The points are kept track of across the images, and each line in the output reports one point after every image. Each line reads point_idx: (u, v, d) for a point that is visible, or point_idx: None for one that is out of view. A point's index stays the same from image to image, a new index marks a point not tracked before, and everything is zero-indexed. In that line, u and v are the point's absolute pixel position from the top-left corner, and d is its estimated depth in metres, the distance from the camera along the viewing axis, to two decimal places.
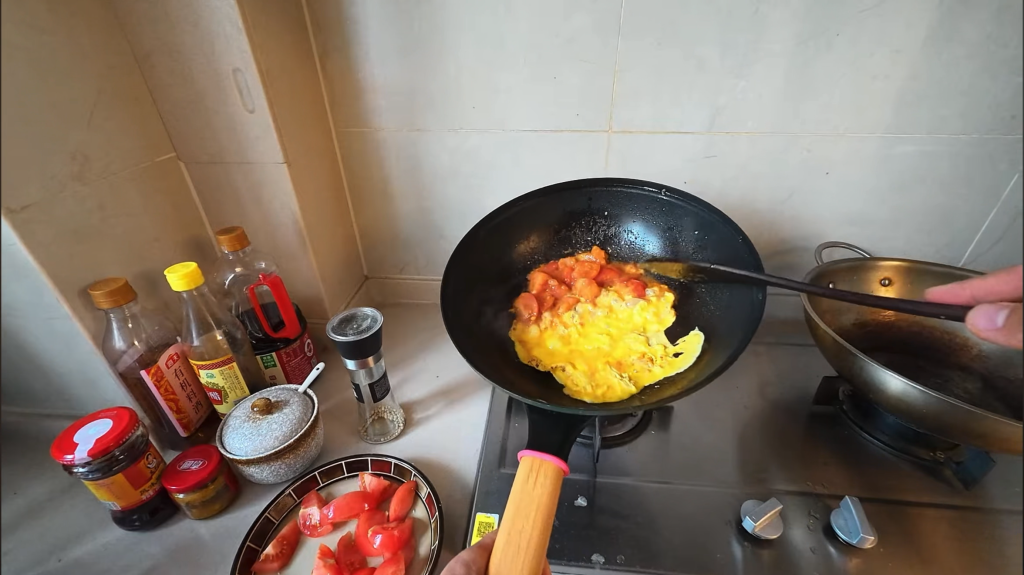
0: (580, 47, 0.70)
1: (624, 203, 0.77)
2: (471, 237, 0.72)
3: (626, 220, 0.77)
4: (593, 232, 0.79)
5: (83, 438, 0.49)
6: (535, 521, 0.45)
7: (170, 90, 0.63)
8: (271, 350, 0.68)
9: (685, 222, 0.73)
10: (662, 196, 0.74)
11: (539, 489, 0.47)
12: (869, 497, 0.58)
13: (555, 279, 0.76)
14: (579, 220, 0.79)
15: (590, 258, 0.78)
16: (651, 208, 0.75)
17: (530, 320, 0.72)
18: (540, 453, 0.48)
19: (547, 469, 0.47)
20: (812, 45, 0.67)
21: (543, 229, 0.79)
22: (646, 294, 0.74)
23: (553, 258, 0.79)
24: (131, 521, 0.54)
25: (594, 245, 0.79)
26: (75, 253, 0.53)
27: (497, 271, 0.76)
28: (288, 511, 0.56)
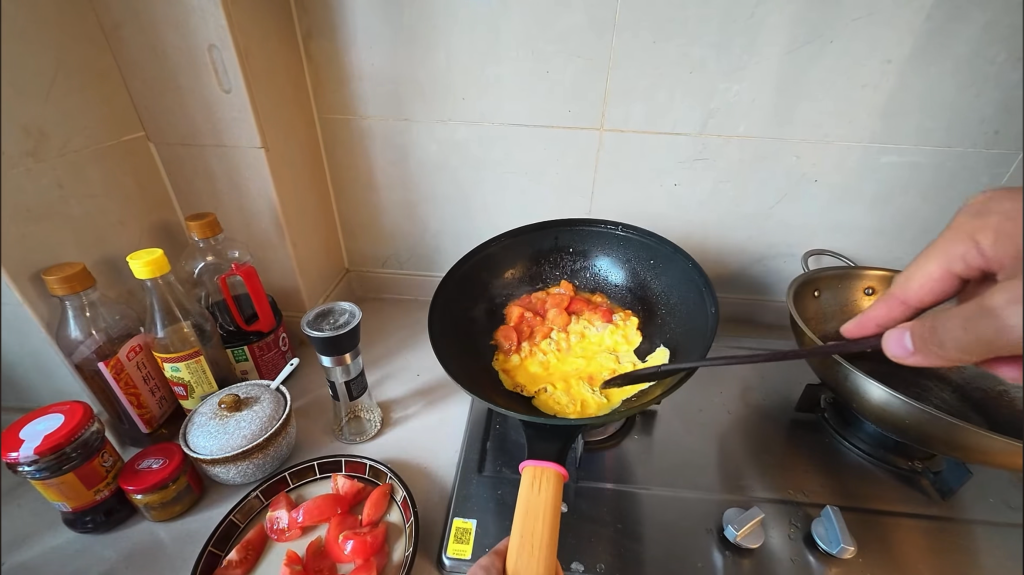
0: (573, 42, 0.69)
1: (586, 239, 0.79)
2: (447, 281, 0.70)
3: (590, 254, 0.79)
4: (559, 268, 0.80)
5: (30, 434, 0.46)
6: (545, 526, 0.45)
7: (140, 65, 0.59)
8: (243, 343, 0.65)
9: (643, 251, 0.75)
10: (620, 231, 0.76)
11: (543, 494, 0.47)
12: (848, 506, 0.58)
13: (531, 311, 0.75)
14: (546, 257, 0.79)
15: (561, 291, 0.78)
16: (611, 242, 0.77)
17: (511, 349, 0.70)
18: (541, 461, 0.49)
19: (549, 475, 0.48)
20: (805, 51, 0.66)
21: (515, 266, 0.78)
22: (613, 318, 0.73)
23: (526, 295, 0.78)
24: (83, 523, 0.51)
25: (561, 280, 0.80)
26: (29, 234, 0.49)
27: (473, 309, 0.74)
28: (254, 514, 0.53)
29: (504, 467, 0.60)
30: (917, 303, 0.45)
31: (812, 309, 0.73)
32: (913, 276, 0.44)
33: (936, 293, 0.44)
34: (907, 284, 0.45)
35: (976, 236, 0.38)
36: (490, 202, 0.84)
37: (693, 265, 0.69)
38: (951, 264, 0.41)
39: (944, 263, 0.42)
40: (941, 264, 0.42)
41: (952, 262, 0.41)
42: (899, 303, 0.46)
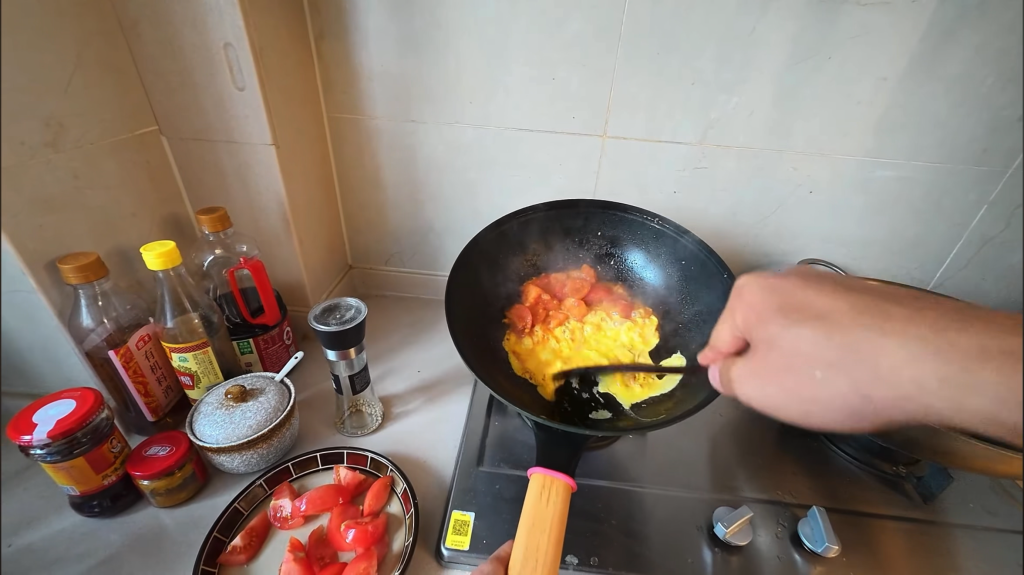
0: (578, 51, 0.71)
1: (617, 225, 0.79)
2: (466, 256, 0.72)
3: (621, 243, 0.79)
4: (585, 251, 0.80)
5: (42, 419, 0.47)
6: (550, 539, 0.47)
7: (156, 61, 0.61)
8: (249, 336, 0.66)
9: (677, 250, 0.75)
10: (654, 224, 0.76)
11: (550, 506, 0.48)
12: (834, 507, 0.60)
13: (548, 293, 0.76)
14: (575, 238, 0.79)
15: (580, 275, 0.79)
16: (644, 235, 0.77)
17: (523, 332, 0.71)
18: (550, 470, 0.50)
19: (558, 487, 0.49)
20: (803, 67, 0.68)
21: (541, 244, 0.79)
22: (631, 314, 0.74)
23: (546, 273, 0.79)
24: (90, 507, 0.52)
25: (585, 264, 0.80)
26: (45, 224, 0.51)
27: (492, 286, 0.75)
28: (259, 502, 0.54)
29: (503, 462, 0.61)
30: (726, 351, 0.47)
31: None
32: (717, 335, 0.46)
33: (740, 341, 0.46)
34: (716, 337, 0.46)
35: (735, 313, 0.44)
36: (493, 204, 0.86)
37: (727, 278, 0.68)
38: (734, 328, 0.45)
39: (731, 327, 0.45)
40: (727, 329, 0.46)
41: (733, 328, 0.45)
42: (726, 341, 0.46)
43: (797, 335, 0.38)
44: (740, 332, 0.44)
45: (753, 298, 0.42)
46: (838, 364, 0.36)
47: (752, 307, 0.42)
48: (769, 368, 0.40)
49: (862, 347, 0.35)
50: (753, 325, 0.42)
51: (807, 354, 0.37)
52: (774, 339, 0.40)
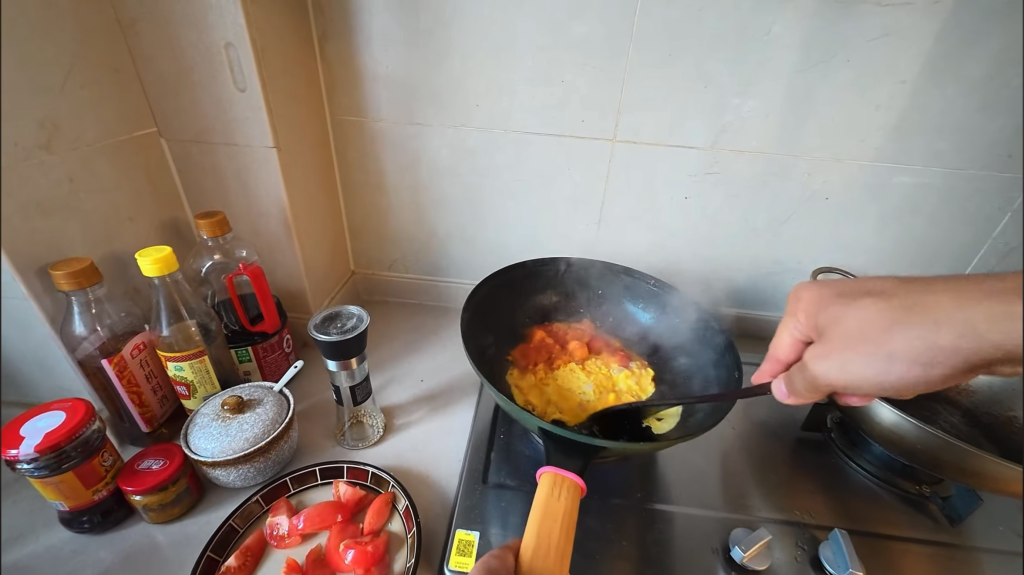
0: (588, 53, 0.69)
1: (616, 285, 0.78)
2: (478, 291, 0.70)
3: (620, 301, 0.78)
4: (582, 307, 0.79)
5: (30, 432, 0.45)
6: (562, 530, 0.46)
7: (156, 61, 0.59)
8: (248, 343, 0.64)
9: (672, 304, 0.74)
10: (651, 284, 0.76)
11: (562, 500, 0.48)
12: (855, 529, 0.57)
13: (551, 338, 0.75)
14: (576, 292, 0.79)
15: (579, 328, 0.77)
16: (640, 289, 0.77)
17: (524, 369, 0.70)
18: (560, 469, 0.50)
19: (568, 485, 0.49)
20: (819, 69, 0.66)
21: (545, 296, 0.78)
22: (629, 364, 0.72)
23: (546, 322, 0.78)
24: (80, 522, 0.50)
25: (583, 319, 0.79)
26: (37, 229, 0.49)
27: (495, 328, 0.73)
28: (254, 519, 0.52)
29: (509, 478, 0.59)
30: (785, 359, 0.49)
31: None
32: (777, 340, 0.50)
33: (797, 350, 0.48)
34: (777, 345, 0.49)
35: (795, 313, 0.47)
36: (500, 209, 0.84)
37: (721, 332, 0.67)
38: (795, 330, 0.47)
39: (789, 331, 0.48)
40: (787, 329, 0.48)
41: (794, 332, 0.48)
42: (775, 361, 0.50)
43: (862, 311, 0.42)
44: (805, 329, 0.47)
45: (811, 302, 0.46)
46: (900, 321, 0.39)
47: (810, 302, 0.46)
48: (838, 339, 0.42)
49: (915, 307, 0.39)
50: (817, 312, 0.45)
51: (862, 327, 0.41)
52: (839, 318, 0.43)
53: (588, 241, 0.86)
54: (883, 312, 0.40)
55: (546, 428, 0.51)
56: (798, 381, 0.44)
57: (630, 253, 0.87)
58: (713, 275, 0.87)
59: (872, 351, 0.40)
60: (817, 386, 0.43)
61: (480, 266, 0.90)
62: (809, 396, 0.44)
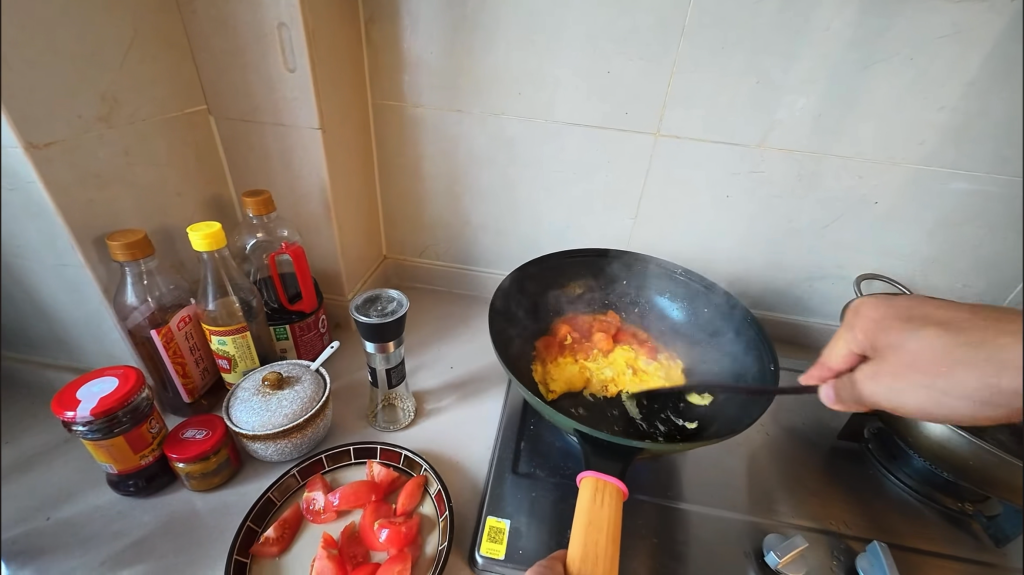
0: (637, 44, 0.67)
1: (645, 277, 0.77)
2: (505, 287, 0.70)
3: (645, 291, 0.78)
4: (610, 298, 0.78)
5: (86, 395, 0.46)
6: (607, 539, 0.47)
7: (210, 40, 0.60)
8: (285, 322, 0.65)
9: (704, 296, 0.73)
10: (680, 275, 0.75)
11: (605, 508, 0.48)
12: (892, 542, 0.56)
13: (576, 332, 0.74)
14: (601, 283, 0.78)
15: (607, 318, 0.76)
16: (669, 279, 0.76)
17: (550, 361, 0.68)
18: (601, 474, 0.51)
19: (610, 491, 0.50)
20: (879, 69, 0.64)
21: (572, 286, 0.77)
22: (657, 355, 0.72)
23: (575, 313, 0.77)
24: (126, 486, 0.52)
25: (611, 309, 0.78)
26: (94, 200, 0.51)
27: (522, 321, 0.72)
28: (291, 492, 0.53)
29: (539, 468, 0.59)
30: (835, 368, 0.49)
31: None
32: (831, 349, 0.49)
33: (850, 361, 0.47)
34: (831, 354, 0.48)
35: (851, 323, 0.47)
36: (535, 200, 0.83)
37: (749, 317, 0.67)
38: (851, 344, 0.47)
39: (846, 342, 0.47)
40: (843, 340, 0.47)
41: (850, 342, 0.47)
42: (827, 368, 0.50)
43: (919, 339, 0.41)
44: (858, 342, 0.46)
45: (868, 318, 0.45)
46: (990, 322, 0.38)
47: (873, 319, 0.45)
48: (893, 361, 0.43)
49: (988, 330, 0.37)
50: (877, 332, 0.44)
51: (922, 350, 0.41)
52: (899, 345, 0.43)
53: (623, 236, 0.85)
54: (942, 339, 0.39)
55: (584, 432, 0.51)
56: (845, 395, 0.46)
57: (665, 250, 0.85)
58: (750, 278, 0.85)
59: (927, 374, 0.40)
60: (873, 402, 0.45)
61: (511, 256, 0.90)
62: (854, 404, 0.47)
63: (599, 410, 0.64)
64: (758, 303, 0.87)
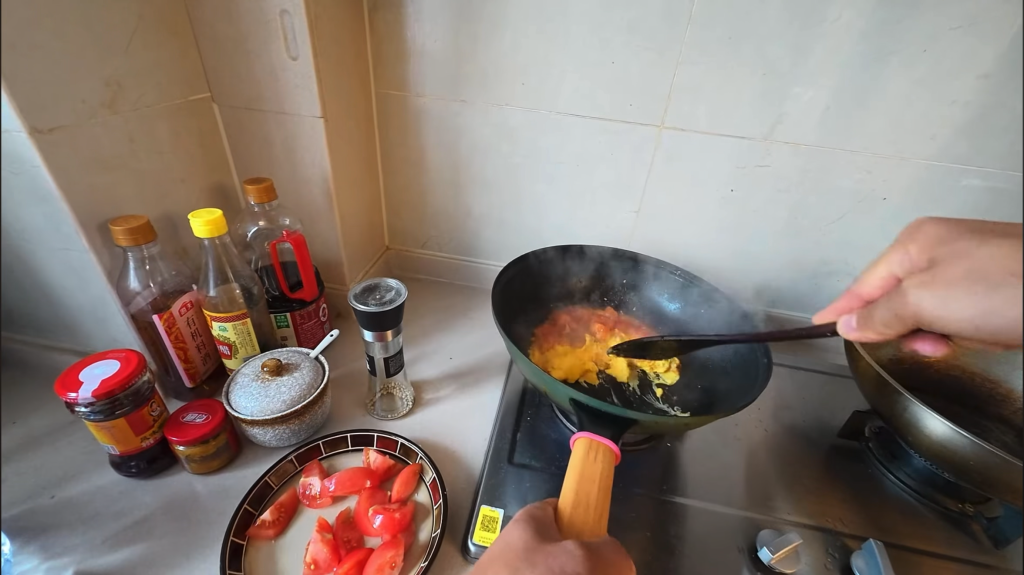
0: (642, 33, 0.66)
1: (646, 276, 0.76)
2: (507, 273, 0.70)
3: (647, 291, 0.76)
4: (610, 294, 0.78)
5: (88, 377, 0.47)
6: (599, 491, 0.48)
7: (213, 27, 0.60)
8: (286, 310, 0.65)
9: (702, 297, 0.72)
10: (678, 275, 0.74)
11: (597, 462, 0.49)
12: (890, 541, 0.55)
13: (575, 324, 0.74)
14: (602, 280, 0.78)
15: (606, 314, 0.76)
16: (669, 280, 0.75)
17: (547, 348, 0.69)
18: (595, 435, 0.50)
19: (603, 451, 0.49)
20: (891, 61, 0.62)
21: (573, 280, 0.77)
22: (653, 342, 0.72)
23: (574, 307, 0.76)
24: (128, 467, 0.53)
25: (610, 306, 0.77)
26: (98, 185, 0.52)
27: (522, 311, 0.72)
28: (288, 478, 0.54)
29: (535, 459, 0.59)
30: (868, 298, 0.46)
31: None
32: (868, 275, 0.46)
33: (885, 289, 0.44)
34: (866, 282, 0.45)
35: (906, 247, 0.44)
36: (538, 192, 0.83)
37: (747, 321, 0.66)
38: (893, 266, 0.44)
39: (887, 266, 0.44)
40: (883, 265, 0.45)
41: (892, 266, 0.44)
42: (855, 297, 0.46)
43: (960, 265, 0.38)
44: (908, 264, 0.43)
45: (929, 235, 0.43)
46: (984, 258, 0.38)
47: (930, 238, 0.43)
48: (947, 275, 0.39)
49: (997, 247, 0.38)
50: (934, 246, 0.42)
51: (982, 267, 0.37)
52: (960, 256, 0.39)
53: (626, 230, 0.84)
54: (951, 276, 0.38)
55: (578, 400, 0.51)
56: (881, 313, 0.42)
57: (668, 244, 0.85)
58: (753, 273, 0.84)
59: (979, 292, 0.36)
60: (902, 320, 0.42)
61: (513, 248, 0.90)
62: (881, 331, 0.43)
63: (594, 397, 0.63)
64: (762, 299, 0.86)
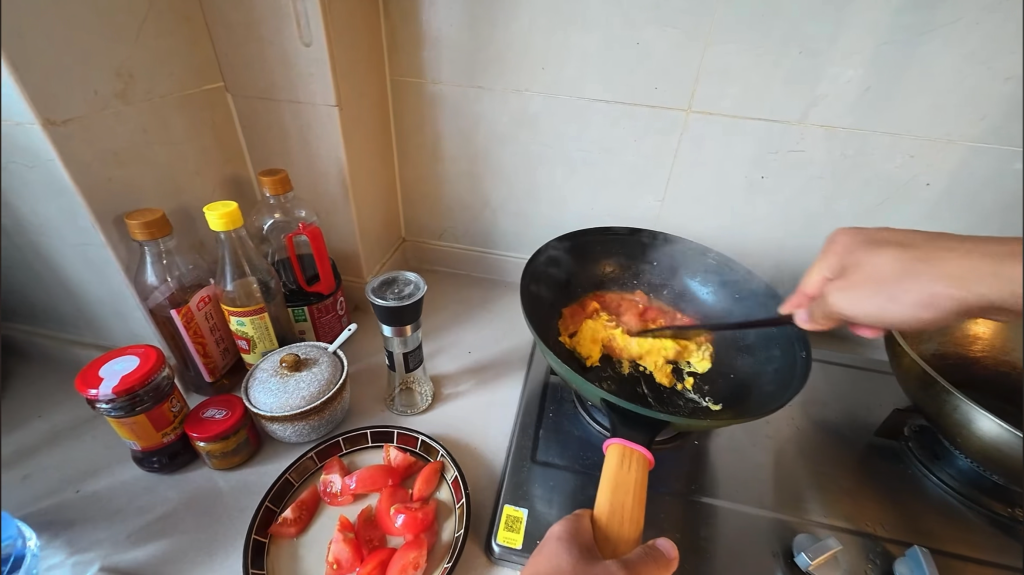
0: (669, 12, 0.63)
1: (676, 257, 0.74)
2: (536, 260, 0.67)
3: (677, 273, 0.74)
4: (639, 277, 0.75)
5: (108, 373, 0.47)
6: (634, 501, 0.46)
7: (225, 13, 0.58)
8: (304, 304, 0.64)
9: (739, 280, 0.69)
10: (711, 258, 0.71)
11: (632, 471, 0.47)
12: (933, 547, 0.53)
13: (605, 310, 0.71)
14: (631, 263, 0.75)
15: (634, 298, 0.73)
16: (701, 263, 0.72)
17: (575, 334, 0.67)
18: (629, 442, 0.49)
19: (636, 459, 0.48)
20: (940, 37, 0.58)
21: (603, 265, 0.74)
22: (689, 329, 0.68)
23: (603, 292, 0.74)
24: (150, 462, 0.53)
25: (638, 290, 0.74)
26: (113, 178, 0.51)
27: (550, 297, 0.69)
28: (309, 474, 0.53)
29: (558, 457, 0.58)
30: (810, 292, 0.55)
31: (910, 327, 0.64)
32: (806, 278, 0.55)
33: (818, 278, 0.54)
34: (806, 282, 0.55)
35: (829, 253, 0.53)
36: (558, 181, 0.80)
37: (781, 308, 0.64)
38: (823, 270, 0.53)
39: (819, 272, 0.54)
40: (818, 269, 0.54)
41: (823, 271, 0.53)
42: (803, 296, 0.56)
43: (882, 261, 0.48)
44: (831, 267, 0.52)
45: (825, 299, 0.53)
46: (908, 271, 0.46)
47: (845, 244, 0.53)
48: (855, 280, 0.49)
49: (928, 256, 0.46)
50: (846, 254, 0.52)
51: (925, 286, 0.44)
52: (863, 262, 0.50)
53: (649, 219, 0.81)
54: (900, 260, 0.47)
55: (613, 402, 0.49)
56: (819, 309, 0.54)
57: (693, 233, 0.81)
58: (784, 265, 0.81)
59: (882, 293, 0.47)
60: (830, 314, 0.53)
61: (532, 239, 0.87)
62: (825, 323, 0.54)
63: (623, 384, 0.62)
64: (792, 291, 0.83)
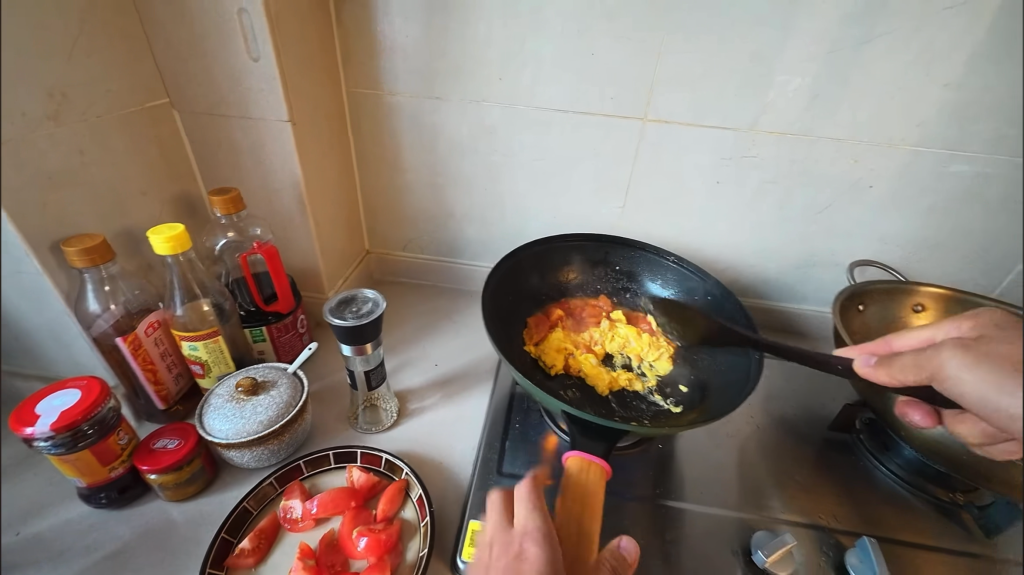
0: (623, 24, 0.64)
1: (638, 261, 0.75)
2: (501, 268, 0.68)
3: (638, 276, 0.75)
4: (603, 282, 0.76)
5: (46, 409, 0.45)
6: (590, 513, 0.48)
7: (168, 29, 0.57)
8: (262, 324, 0.63)
9: (697, 284, 0.71)
10: (671, 262, 0.73)
11: (589, 485, 0.50)
12: (883, 537, 0.55)
13: (569, 316, 0.72)
14: (594, 268, 0.76)
15: (598, 303, 0.74)
16: (661, 267, 0.74)
17: (540, 341, 0.67)
18: (587, 455, 0.52)
19: (595, 470, 0.51)
20: (875, 49, 0.61)
21: (567, 271, 0.75)
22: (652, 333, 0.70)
23: (568, 298, 0.75)
24: (97, 498, 0.51)
25: (602, 295, 0.75)
26: (49, 201, 0.49)
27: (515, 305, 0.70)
28: (268, 501, 0.52)
29: (525, 468, 0.58)
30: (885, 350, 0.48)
31: (856, 323, 0.68)
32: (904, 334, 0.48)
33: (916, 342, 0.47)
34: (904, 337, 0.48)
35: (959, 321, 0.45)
36: (519, 190, 0.81)
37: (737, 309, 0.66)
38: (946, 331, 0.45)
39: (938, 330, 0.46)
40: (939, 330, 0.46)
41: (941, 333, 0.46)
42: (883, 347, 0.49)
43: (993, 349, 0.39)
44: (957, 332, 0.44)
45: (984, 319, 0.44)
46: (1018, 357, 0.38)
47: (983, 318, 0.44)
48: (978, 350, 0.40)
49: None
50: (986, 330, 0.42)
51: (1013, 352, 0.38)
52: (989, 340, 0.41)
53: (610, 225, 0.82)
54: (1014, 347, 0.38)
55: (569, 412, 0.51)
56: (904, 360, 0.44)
57: (654, 238, 0.83)
58: (742, 266, 0.83)
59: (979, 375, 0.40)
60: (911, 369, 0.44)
61: (496, 248, 0.88)
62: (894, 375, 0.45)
63: (587, 391, 0.63)
64: (749, 291, 0.85)
